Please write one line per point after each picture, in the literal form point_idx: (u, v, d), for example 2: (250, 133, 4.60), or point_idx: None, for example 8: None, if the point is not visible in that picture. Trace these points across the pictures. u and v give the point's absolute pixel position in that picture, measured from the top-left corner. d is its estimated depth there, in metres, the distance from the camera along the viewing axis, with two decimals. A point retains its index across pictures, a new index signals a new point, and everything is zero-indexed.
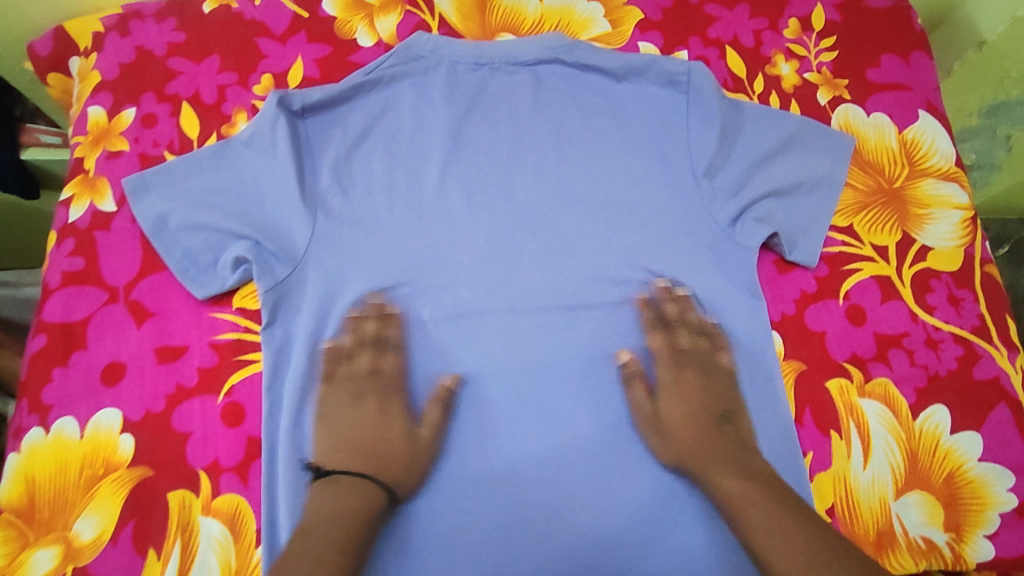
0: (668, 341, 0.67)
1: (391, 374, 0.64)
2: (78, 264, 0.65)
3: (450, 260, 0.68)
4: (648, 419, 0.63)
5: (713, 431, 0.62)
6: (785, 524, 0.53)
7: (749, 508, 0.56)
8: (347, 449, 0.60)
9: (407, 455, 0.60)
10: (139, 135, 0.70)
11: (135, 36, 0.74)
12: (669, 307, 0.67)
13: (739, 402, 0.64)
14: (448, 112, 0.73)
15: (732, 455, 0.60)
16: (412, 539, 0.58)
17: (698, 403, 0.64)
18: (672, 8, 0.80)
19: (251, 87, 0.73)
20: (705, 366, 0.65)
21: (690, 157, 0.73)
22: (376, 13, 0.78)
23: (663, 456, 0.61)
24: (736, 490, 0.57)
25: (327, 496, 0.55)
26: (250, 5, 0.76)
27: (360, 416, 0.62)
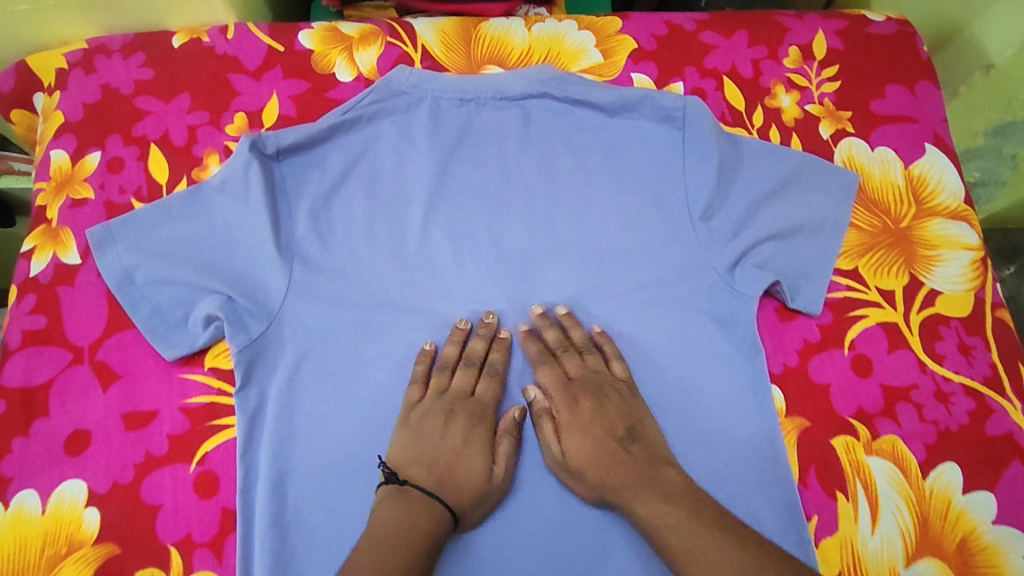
0: (553, 373, 0.63)
1: (483, 395, 0.62)
2: (40, 322, 0.61)
3: (431, 309, 0.65)
4: (558, 463, 0.59)
5: (621, 455, 0.57)
6: (715, 538, 0.50)
7: (669, 534, 0.52)
8: (428, 467, 0.57)
9: (479, 484, 0.57)
10: (104, 182, 0.66)
11: (100, 73, 0.70)
12: (550, 333, 0.65)
13: (641, 418, 0.60)
14: (432, 151, 0.70)
15: (645, 477, 0.55)
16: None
17: (599, 434, 0.58)
18: (667, 36, 0.76)
19: (224, 127, 0.69)
20: (597, 390, 0.61)
21: (685, 197, 0.69)
22: (355, 46, 0.74)
23: (582, 492, 0.58)
24: (652, 516, 0.53)
25: (391, 513, 0.53)
26: (222, 38, 0.72)
27: (449, 434, 0.59)
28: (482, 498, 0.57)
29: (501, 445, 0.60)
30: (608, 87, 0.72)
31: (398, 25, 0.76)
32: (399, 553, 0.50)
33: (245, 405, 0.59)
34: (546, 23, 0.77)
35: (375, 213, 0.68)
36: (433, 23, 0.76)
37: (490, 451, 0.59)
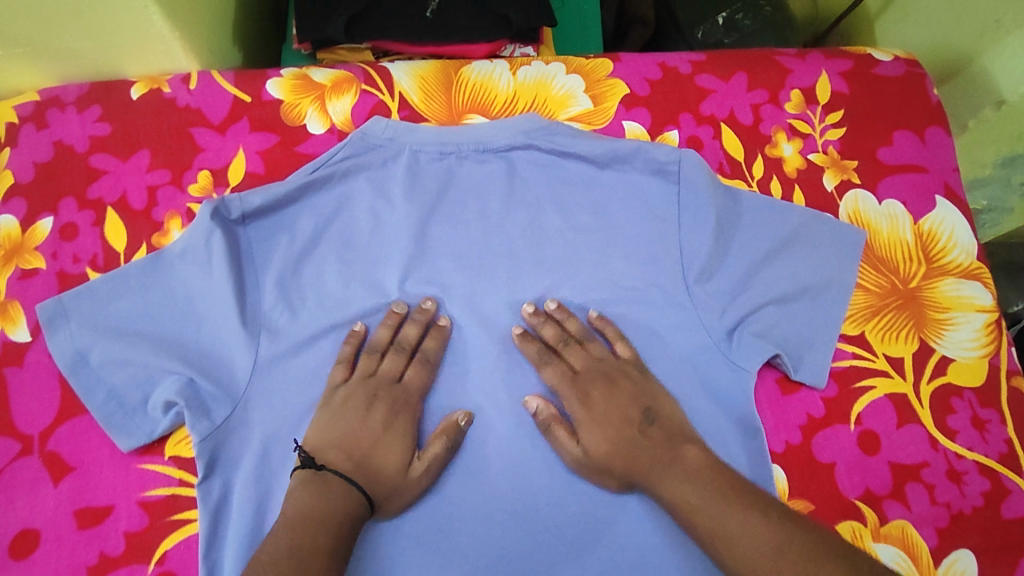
0: (559, 371, 0.62)
1: (410, 381, 0.61)
2: None
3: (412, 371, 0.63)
4: (581, 466, 0.58)
5: (639, 442, 0.57)
6: (736, 509, 0.50)
7: (699, 515, 0.51)
8: (346, 450, 0.56)
9: (393, 467, 0.56)
10: (57, 251, 0.62)
11: (53, 129, 0.66)
12: (568, 323, 0.64)
13: (656, 400, 0.59)
14: (411, 211, 0.66)
15: (662, 458, 0.55)
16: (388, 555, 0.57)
17: (617, 425, 0.58)
18: (661, 80, 0.71)
19: (187, 188, 0.65)
20: (610, 379, 0.61)
21: (681, 258, 0.66)
22: (328, 95, 0.69)
23: (603, 482, 0.58)
24: (677, 494, 0.53)
25: (309, 497, 0.52)
26: (185, 90, 0.68)
27: (374, 419, 0.58)
28: (405, 480, 0.56)
29: (428, 450, 0.58)
30: (602, 137, 0.68)
31: (374, 70, 0.71)
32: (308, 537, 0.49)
33: (208, 498, 0.56)
34: (532, 66, 0.72)
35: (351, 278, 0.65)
36: (412, 68, 0.72)
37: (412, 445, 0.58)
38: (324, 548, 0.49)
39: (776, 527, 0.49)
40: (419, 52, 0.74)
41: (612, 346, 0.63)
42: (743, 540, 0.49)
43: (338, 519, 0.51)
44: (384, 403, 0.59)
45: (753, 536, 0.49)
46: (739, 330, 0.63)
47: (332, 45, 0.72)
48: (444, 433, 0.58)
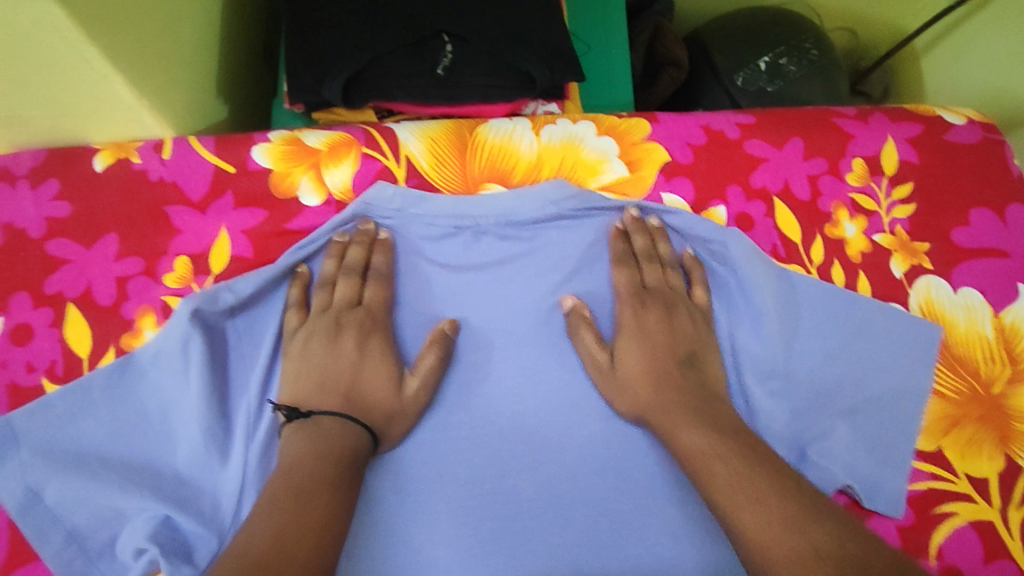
0: (630, 278, 0.58)
1: (374, 303, 0.56)
2: None
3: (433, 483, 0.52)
4: (604, 380, 0.54)
5: (676, 373, 0.53)
6: (754, 469, 0.44)
7: (714, 462, 0.46)
8: (326, 387, 0.51)
9: (379, 392, 0.52)
10: (8, 357, 0.53)
11: (3, 209, 0.57)
12: (638, 239, 0.59)
13: (704, 345, 0.56)
14: (422, 295, 0.58)
15: (697, 399, 0.51)
16: (388, 501, 0.51)
17: (659, 346, 0.55)
18: (706, 145, 0.62)
19: (162, 278, 0.56)
20: (668, 306, 0.57)
21: (733, 353, 0.58)
22: (325, 162, 0.60)
23: (622, 409, 0.54)
24: (692, 441, 0.48)
25: (301, 441, 0.48)
26: (157, 160, 0.59)
27: (344, 344, 0.53)
28: (398, 403, 0.52)
29: (419, 361, 0.54)
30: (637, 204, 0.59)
31: (376, 130, 0.62)
32: (325, 469, 0.46)
33: None
34: (558, 124, 0.63)
35: None
36: (421, 128, 0.62)
37: (400, 372, 0.53)
38: (340, 479, 0.46)
39: (785, 490, 0.43)
40: (430, 113, 0.66)
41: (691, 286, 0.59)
42: (754, 493, 0.43)
43: (345, 454, 0.47)
44: (353, 326, 0.54)
45: (765, 494, 0.43)
46: (800, 449, 0.54)
47: (329, 107, 0.64)
48: (437, 348, 0.54)
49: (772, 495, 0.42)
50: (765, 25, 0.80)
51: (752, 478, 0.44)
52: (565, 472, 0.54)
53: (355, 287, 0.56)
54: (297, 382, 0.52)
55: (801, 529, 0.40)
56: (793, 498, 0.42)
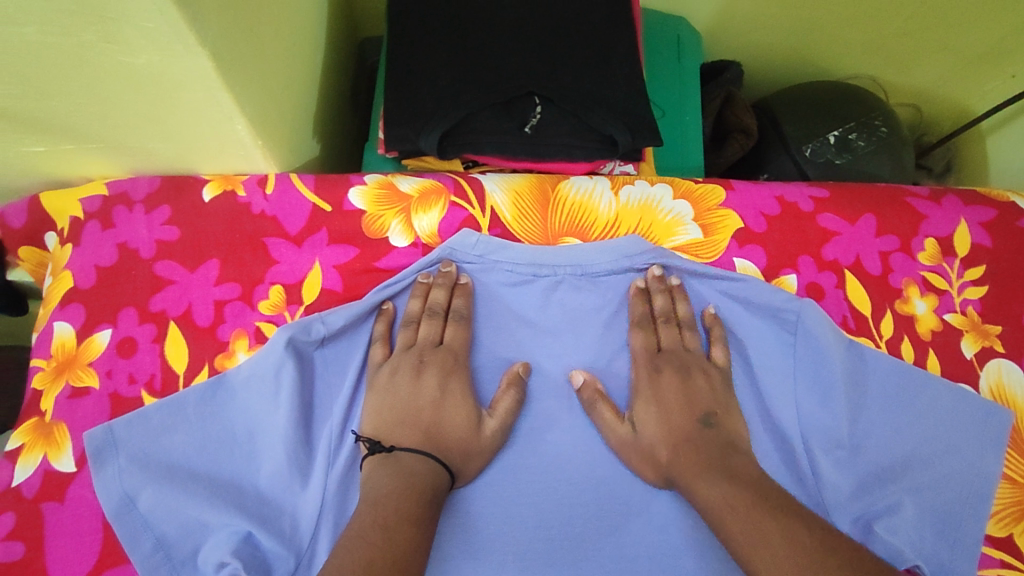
0: (647, 339, 0.59)
1: (455, 342, 0.59)
2: (16, 552, 0.50)
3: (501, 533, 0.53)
4: (625, 447, 0.55)
5: (696, 433, 0.54)
6: (768, 524, 0.45)
7: (728, 516, 0.47)
8: (408, 422, 0.55)
9: (457, 425, 0.55)
10: (112, 368, 0.57)
11: (118, 229, 0.62)
12: (658, 300, 0.61)
13: (722, 403, 0.56)
14: (496, 338, 0.61)
15: (714, 455, 0.52)
16: (457, 546, 0.53)
17: (678, 414, 0.55)
18: (779, 216, 0.65)
19: (257, 304, 0.60)
20: (685, 371, 0.58)
21: (798, 418, 0.58)
22: (415, 208, 0.64)
23: (649, 476, 0.55)
24: (712, 496, 0.49)
25: (385, 474, 0.51)
26: (260, 195, 0.63)
27: (427, 379, 0.57)
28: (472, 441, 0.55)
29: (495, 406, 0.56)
30: (682, 262, 0.61)
31: (464, 180, 0.65)
32: (408, 500, 0.48)
33: None
34: (635, 186, 0.65)
35: None
36: (506, 181, 0.65)
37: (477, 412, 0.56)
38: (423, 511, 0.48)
39: (797, 536, 0.44)
40: (514, 166, 0.70)
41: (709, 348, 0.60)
42: (771, 560, 0.43)
43: (425, 490, 0.50)
44: (435, 364, 0.58)
45: (778, 551, 0.43)
46: (865, 523, 0.54)
47: (421, 155, 0.68)
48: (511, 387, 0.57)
49: (786, 551, 0.43)
50: (834, 100, 0.83)
51: (769, 535, 0.45)
52: (629, 525, 0.54)
53: (437, 330, 0.59)
54: (379, 418, 0.55)
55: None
56: (812, 546, 0.43)
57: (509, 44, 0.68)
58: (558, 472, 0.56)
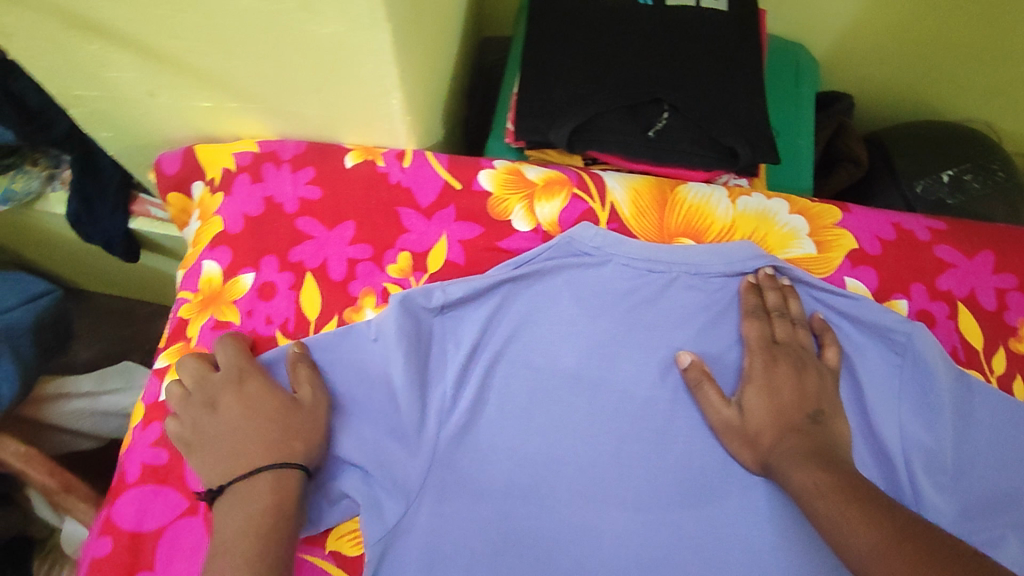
0: (762, 330, 0.60)
1: (234, 367, 0.57)
2: (161, 457, 0.58)
3: (596, 520, 0.57)
4: (728, 429, 0.57)
5: (803, 427, 0.55)
6: (854, 509, 0.47)
7: (818, 500, 0.50)
8: (212, 443, 0.53)
9: (279, 427, 0.53)
10: (251, 308, 0.62)
11: (267, 184, 0.67)
12: (772, 296, 0.62)
13: (830, 402, 0.57)
14: (601, 328, 0.62)
15: (815, 450, 0.53)
16: (546, 522, 0.57)
17: (787, 406, 0.56)
18: (895, 242, 0.66)
19: (386, 267, 0.64)
20: (801, 363, 0.58)
21: (901, 437, 0.58)
22: (538, 195, 0.67)
23: (747, 461, 0.57)
24: (805, 480, 0.51)
25: (258, 500, 0.49)
26: (398, 167, 0.67)
27: (225, 405, 0.54)
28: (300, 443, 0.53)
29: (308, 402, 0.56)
30: (794, 273, 0.63)
31: (587, 174, 0.68)
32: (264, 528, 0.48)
33: None
34: (752, 197, 0.67)
35: (531, 406, 0.60)
36: (627, 179, 0.68)
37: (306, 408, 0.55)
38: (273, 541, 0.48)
39: (884, 515, 0.46)
40: (632, 167, 0.73)
41: (822, 347, 0.61)
42: (859, 542, 0.45)
43: (286, 511, 0.50)
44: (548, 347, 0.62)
45: (866, 532, 0.45)
46: None
47: (546, 147, 0.71)
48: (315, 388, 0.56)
49: (873, 538, 0.45)
50: (950, 141, 0.83)
51: (853, 518, 0.47)
52: (725, 517, 0.57)
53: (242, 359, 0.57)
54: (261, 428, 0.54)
55: (896, 549, 0.43)
56: (905, 528, 0.44)
57: (641, 51, 0.72)
58: (657, 458, 0.59)
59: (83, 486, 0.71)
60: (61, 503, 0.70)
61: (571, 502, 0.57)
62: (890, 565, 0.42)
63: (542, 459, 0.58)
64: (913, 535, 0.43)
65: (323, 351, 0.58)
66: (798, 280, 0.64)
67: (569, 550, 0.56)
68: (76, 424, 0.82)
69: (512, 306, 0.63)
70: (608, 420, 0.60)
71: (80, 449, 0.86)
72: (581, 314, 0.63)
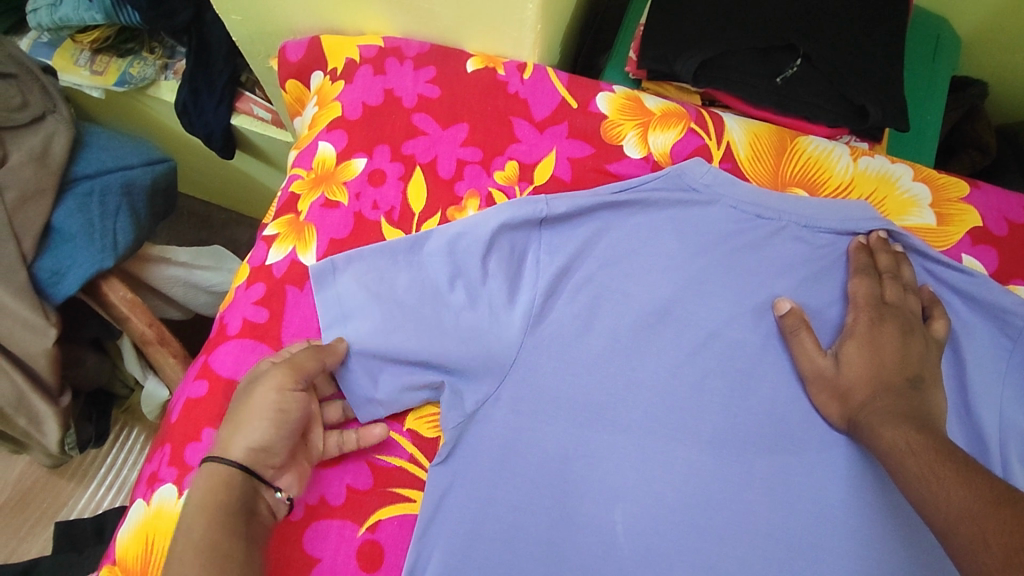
0: (871, 288, 0.58)
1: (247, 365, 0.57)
2: (261, 316, 0.59)
3: (666, 450, 0.56)
4: (820, 378, 0.56)
5: (900, 388, 0.53)
6: (948, 470, 0.44)
7: (907, 458, 0.47)
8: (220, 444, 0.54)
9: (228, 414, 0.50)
10: (361, 192, 0.63)
11: (388, 77, 0.69)
12: (884, 258, 0.60)
13: (931, 371, 0.55)
14: (699, 263, 0.61)
15: (911, 412, 0.51)
16: (620, 445, 0.56)
17: (887, 365, 0.54)
18: (1022, 225, 0.63)
19: (493, 172, 0.65)
20: (908, 327, 0.56)
21: (999, 421, 0.56)
22: (654, 125, 0.66)
23: (833, 416, 0.56)
24: (894, 438, 0.49)
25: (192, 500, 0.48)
26: (518, 78, 0.67)
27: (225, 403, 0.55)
28: (236, 428, 0.49)
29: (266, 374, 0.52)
30: (909, 240, 0.61)
31: (706, 112, 0.67)
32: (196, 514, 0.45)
33: (437, 483, 0.54)
34: (875, 158, 0.65)
35: (621, 329, 0.59)
36: (747, 122, 0.67)
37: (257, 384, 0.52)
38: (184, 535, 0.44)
39: (977, 481, 0.42)
40: (751, 113, 0.71)
41: (929, 318, 0.59)
42: (946, 502, 0.42)
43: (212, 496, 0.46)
44: (642, 275, 0.60)
45: (956, 494, 0.42)
46: None
47: (669, 80, 0.70)
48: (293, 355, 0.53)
49: (965, 502, 0.41)
50: None
51: (945, 479, 0.44)
52: (800, 468, 0.56)
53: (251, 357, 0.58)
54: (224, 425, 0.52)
55: (989, 514, 0.39)
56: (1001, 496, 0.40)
57: None
58: (739, 400, 0.57)
59: (175, 343, 0.74)
60: (153, 354, 0.74)
61: (649, 427, 0.56)
62: (978, 528, 0.39)
63: (622, 381, 0.58)
64: (1007, 502, 0.39)
65: (413, 251, 0.58)
66: (912, 249, 0.61)
67: (635, 468, 0.55)
68: (169, 291, 0.86)
69: (611, 226, 0.61)
70: (693, 354, 0.59)
71: (167, 316, 0.91)
72: (681, 248, 0.61)
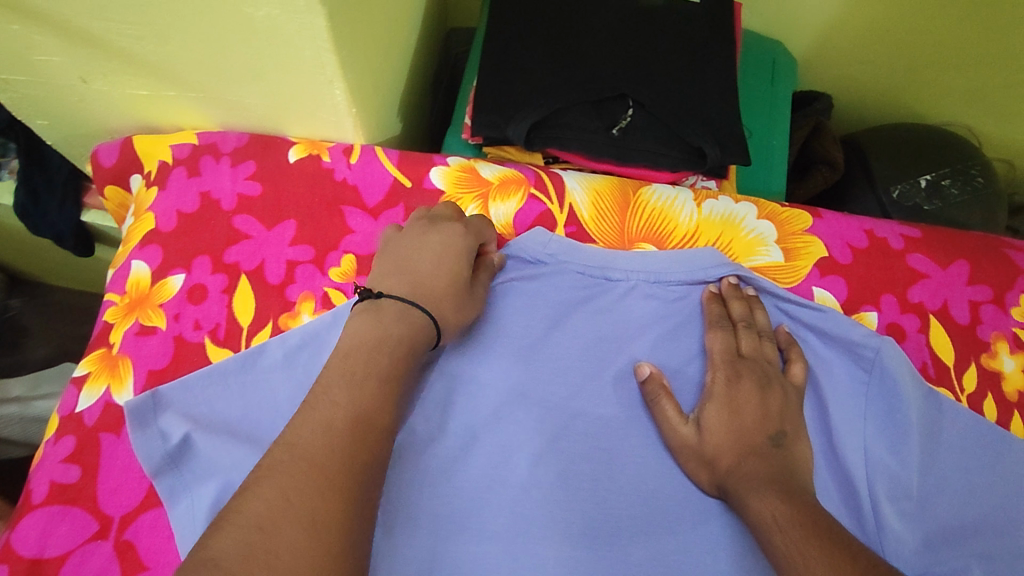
0: (727, 342, 0.57)
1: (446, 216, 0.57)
2: (71, 475, 0.52)
3: (536, 554, 0.51)
4: (685, 447, 0.53)
5: (763, 450, 0.51)
6: (813, 548, 0.42)
7: (775, 534, 0.45)
8: (393, 258, 0.54)
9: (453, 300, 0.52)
10: (180, 313, 0.58)
11: (203, 178, 0.63)
12: (737, 305, 0.59)
13: (793, 424, 0.54)
14: (551, 339, 0.58)
15: (776, 476, 0.49)
16: (489, 552, 0.50)
17: (749, 426, 0.53)
18: (866, 250, 0.63)
19: (328, 270, 0.60)
20: (766, 379, 0.55)
21: (866, 460, 0.55)
22: (493, 195, 0.63)
23: (704, 483, 0.53)
24: (762, 509, 0.47)
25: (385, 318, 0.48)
26: (344, 163, 0.63)
27: (428, 244, 0.54)
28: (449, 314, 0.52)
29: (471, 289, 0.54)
30: (759, 283, 0.60)
31: (545, 173, 0.65)
32: None
33: None
34: (718, 201, 0.64)
35: (479, 426, 0.55)
36: (587, 179, 0.65)
37: (460, 293, 0.53)
38: None
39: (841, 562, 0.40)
40: (595, 166, 0.69)
41: (787, 362, 0.58)
42: None
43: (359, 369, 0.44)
44: (493, 362, 0.57)
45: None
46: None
47: (505, 143, 0.68)
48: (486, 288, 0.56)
49: None
50: (928, 146, 0.82)
51: (812, 559, 0.42)
52: (675, 545, 0.53)
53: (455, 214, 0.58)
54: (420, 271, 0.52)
55: None
56: None
57: (608, 45, 0.68)
58: (609, 480, 0.54)
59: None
60: None
61: (518, 525, 0.51)
62: None
63: (484, 482, 0.53)
64: None
65: (240, 368, 0.54)
66: (764, 291, 0.61)
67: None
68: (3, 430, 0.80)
69: None
70: (557, 438, 0.55)
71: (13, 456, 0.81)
72: (533, 327, 0.59)
